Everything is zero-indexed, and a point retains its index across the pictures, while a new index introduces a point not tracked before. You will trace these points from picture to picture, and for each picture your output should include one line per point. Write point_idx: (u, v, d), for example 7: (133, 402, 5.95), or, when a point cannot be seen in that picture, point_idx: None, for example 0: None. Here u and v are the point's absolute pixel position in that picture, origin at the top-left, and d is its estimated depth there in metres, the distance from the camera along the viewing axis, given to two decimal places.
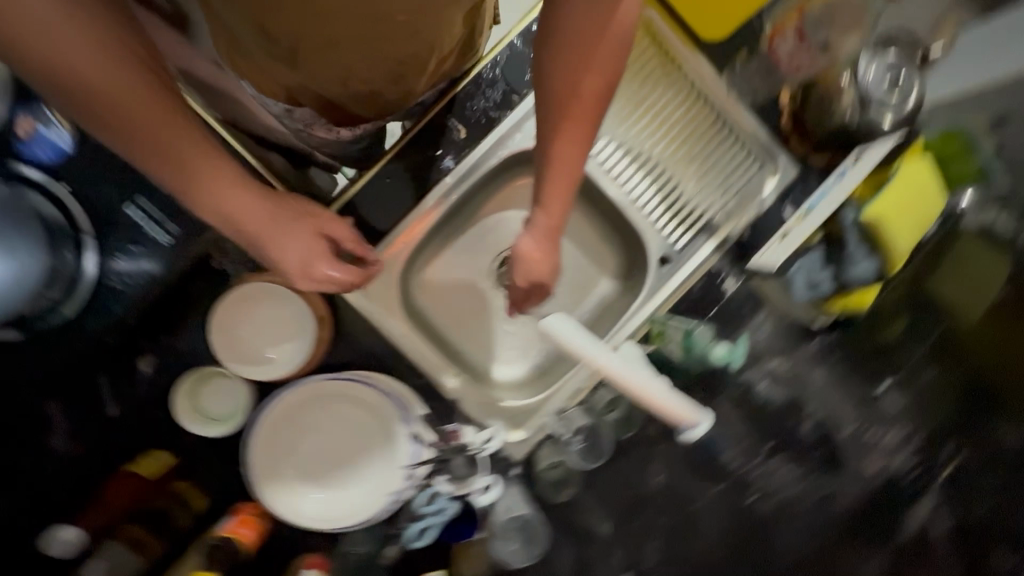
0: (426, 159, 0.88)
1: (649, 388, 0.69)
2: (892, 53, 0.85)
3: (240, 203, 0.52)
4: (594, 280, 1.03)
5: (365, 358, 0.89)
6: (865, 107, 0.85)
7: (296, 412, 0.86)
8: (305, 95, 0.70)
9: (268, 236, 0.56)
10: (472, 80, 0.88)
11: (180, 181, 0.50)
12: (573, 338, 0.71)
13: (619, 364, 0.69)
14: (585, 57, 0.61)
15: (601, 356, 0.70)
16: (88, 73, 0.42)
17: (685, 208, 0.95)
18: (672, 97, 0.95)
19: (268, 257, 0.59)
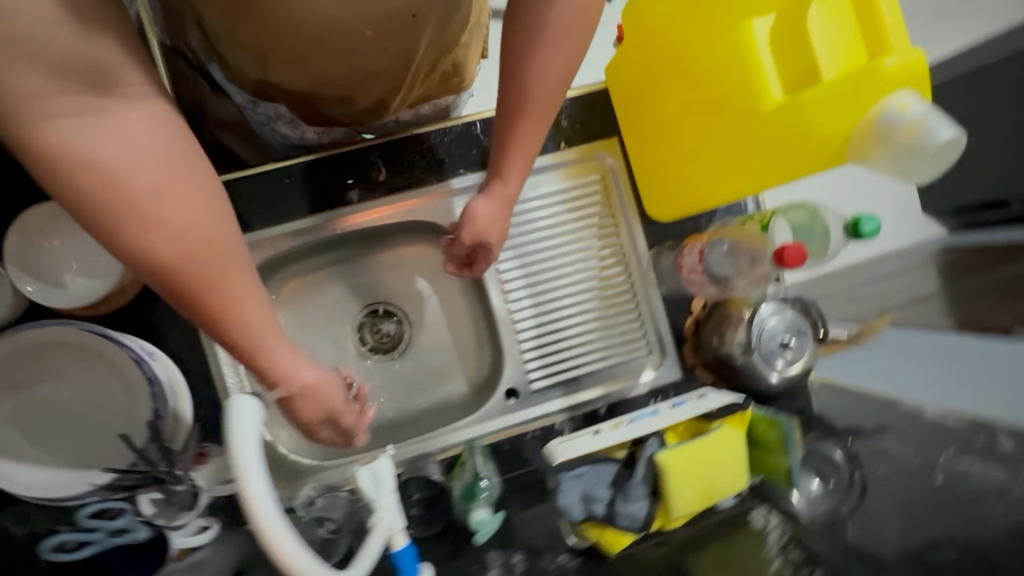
0: (337, 180, 0.86)
1: (268, 524, 0.43)
2: (797, 310, 0.85)
3: (234, 273, 0.47)
4: (448, 374, 0.98)
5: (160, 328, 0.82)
6: (751, 348, 0.84)
7: (42, 352, 0.75)
8: (273, 93, 0.77)
9: (266, 340, 0.50)
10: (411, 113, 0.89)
11: (188, 256, 0.44)
12: (236, 414, 0.45)
13: (256, 478, 0.43)
14: (536, 39, 0.60)
15: (248, 454, 0.43)
16: (119, 153, 0.41)
17: (557, 355, 0.92)
18: (596, 247, 0.93)
19: (246, 347, 0.50)
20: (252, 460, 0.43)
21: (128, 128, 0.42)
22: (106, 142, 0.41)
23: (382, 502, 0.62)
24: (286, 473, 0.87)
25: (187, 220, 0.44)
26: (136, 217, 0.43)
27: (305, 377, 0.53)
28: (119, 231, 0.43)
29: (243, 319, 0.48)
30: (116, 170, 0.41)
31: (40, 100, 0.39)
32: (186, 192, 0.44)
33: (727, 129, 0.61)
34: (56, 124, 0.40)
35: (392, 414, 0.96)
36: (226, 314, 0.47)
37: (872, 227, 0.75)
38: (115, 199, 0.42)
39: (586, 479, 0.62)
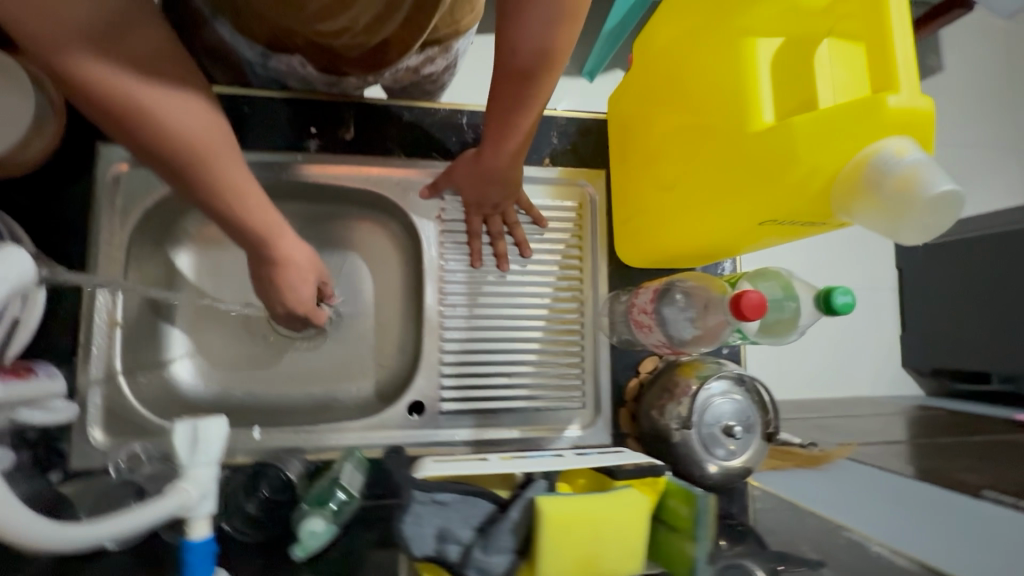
0: (300, 126, 0.80)
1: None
2: (751, 396, 0.74)
3: (236, 173, 0.56)
4: (358, 371, 0.86)
5: (48, 222, 0.72)
6: (691, 424, 0.71)
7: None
8: (294, 42, 0.72)
9: (282, 245, 0.64)
10: (421, 59, 0.81)
11: (192, 163, 0.54)
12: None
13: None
14: (523, 21, 0.57)
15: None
16: (129, 85, 0.49)
17: (480, 378, 0.81)
18: (554, 275, 0.85)
19: (263, 248, 0.63)
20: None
21: (129, 64, 0.48)
22: (164, 97, 0.51)
23: (193, 472, 0.50)
24: (125, 428, 0.71)
25: (192, 136, 0.52)
26: (144, 127, 0.51)
27: (306, 266, 0.69)
28: (183, 171, 0.55)
29: (242, 209, 0.59)
30: (129, 98, 0.49)
31: (91, 56, 0.47)
32: (188, 111, 0.52)
33: (711, 157, 0.54)
34: (120, 98, 0.49)
35: (279, 397, 0.83)
36: (232, 207, 0.58)
37: (846, 302, 0.52)
38: (123, 110, 0.49)
39: (450, 511, 0.50)
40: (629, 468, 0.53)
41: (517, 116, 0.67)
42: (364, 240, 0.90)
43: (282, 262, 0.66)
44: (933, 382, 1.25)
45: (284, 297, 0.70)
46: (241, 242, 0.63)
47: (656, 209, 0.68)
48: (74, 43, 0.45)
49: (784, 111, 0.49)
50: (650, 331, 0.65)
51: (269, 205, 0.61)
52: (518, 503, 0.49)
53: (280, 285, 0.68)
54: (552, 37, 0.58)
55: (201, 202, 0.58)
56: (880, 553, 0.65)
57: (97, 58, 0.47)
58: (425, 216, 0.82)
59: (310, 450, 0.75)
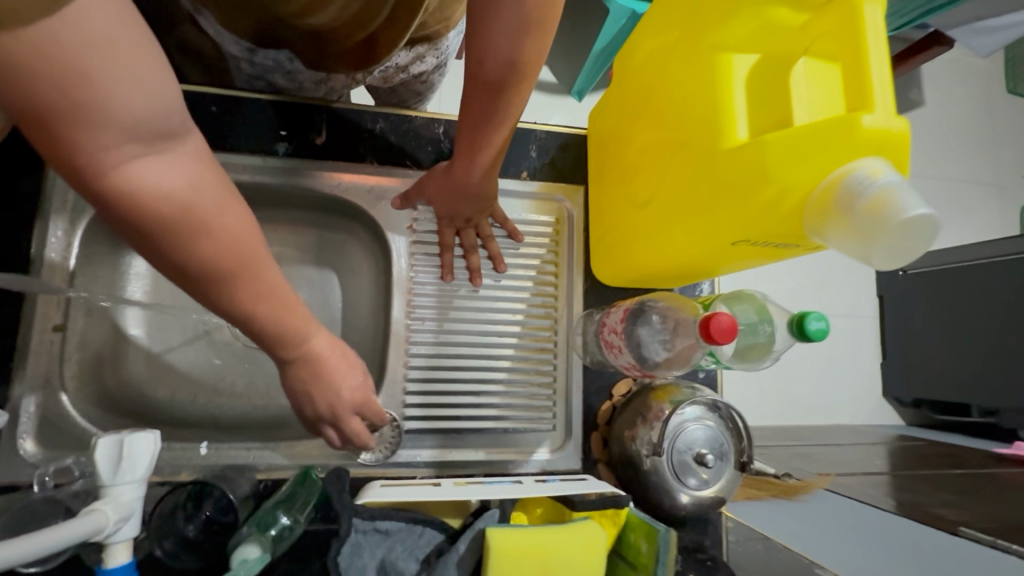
0: (270, 129, 0.77)
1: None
2: (725, 424, 0.71)
3: (269, 276, 0.46)
4: None
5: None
6: (661, 451, 0.68)
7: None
8: (281, 33, 0.67)
9: (306, 328, 0.52)
10: (410, 57, 0.80)
11: (234, 268, 0.43)
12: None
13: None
14: (490, 38, 0.58)
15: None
16: (172, 186, 0.38)
17: (446, 396, 0.77)
18: (527, 291, 0.82)
19: (291, 335, 0.51)
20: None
21: (169, 164, 0.38)
22: (158, 166, 0.37)
23: (115, 491, 0.46)
24: (61, 439, 0.67)
25: (236, 239, 0.42)
26: (182, 233, 0.40)
27: (337, 364, 0.56)
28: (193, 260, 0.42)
29: (275, 312, 0.48)
30: (171, 201, 0.38)
31: (74, 125, 0.34)
32: (231, 212, 0.42)
33: (683, 173, 0.53)
34: (116, 165, 0.36)
35: (234, 411, 0.79)
36: (270, 313, 0.47)
37: (819, 328, 0.50)
38: (151, 220, 0.39)
39: (394, 542, 0.46)
40: (590, 497, 0.49)
41: (487, 133, 0.66)
42: (334, 249, 0.87)
43: (315, 359, 0.54)
44: (914, 412, 1.26)
45: (327, 398, 0.57)
46: (272, 346, 0.52)
47: (631, 226, 0.67)
48: (101, 129, 0.34)
49: (758, 128, 0.48)
50: (621, 352, 0.62)
51: (302, 307, 0.51)
52: (467, 533, 0.45)
53: (320, 383, 0.56)
54: (517, 51, 0.58)
55: (221, 308, 0.47)
56: None
57: (116, 151, 0.36)
58: (397, 226, 0.80)
59: (260, 468, 0.71)
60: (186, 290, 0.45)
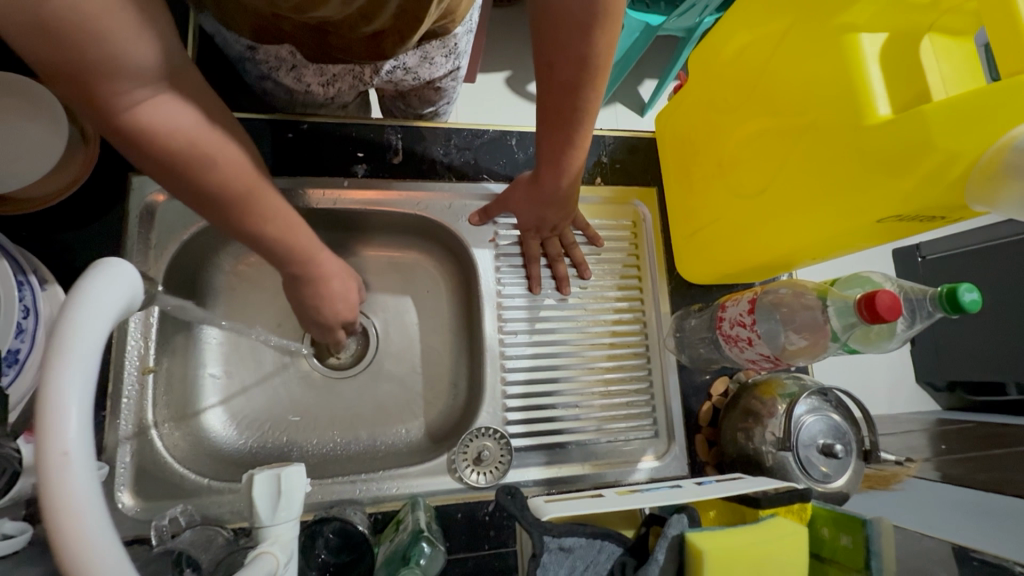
0: (340, 153, 0.75)
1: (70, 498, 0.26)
2: (843, 413, 0.69)
3: (267, 190, 0.54)
4: (404, 413, 0.79)
5: (62, 260, 0.65)
6: (787, 445, 0.66)
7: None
8: (283, 28, 0.62)
9: (302, 242, 0.60)
10: (418, 57, 0.72)
11: (241, 195, 0.52)
12: (93, 292, 0.31)
13: (82, 385, 0.28)
14: (566, 40, 0.54)
15: (78, 362, 0.28)
16: (177, 120, 0.47)
17: (547, 409, 0.75)
18: (613, 298, 0.81)
19: (290, 257, 0.60)
20: (77, 362, 0.28)
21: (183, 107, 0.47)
22: (183, 110, 0.47)
23: (275, 531, 0.43)
24: (158, 488, 0.63)
25: (240, 167, 0.51)
26: (182, 161, 0.48)
27: (331, 266, 0.66)
28: (182, 180, 0.50)
29: (283, 231, 0.57)
30: (186, 137, 0.47)
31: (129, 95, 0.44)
32: (234, 147, 0.51)
33: (813, 155, 0.53)
34: (153, 120, 0.46)
35: (323, 447, 0.75)
36: (276, 233, 0.57)
37: (973, 299, 0.50)
38: (155, 147, 0.47)
39: (576, 559, 0.43)
40: (772, 493, 0.47)
41: (568, 136, 0.63)
42: (407, 269, 0.85)
43: (321, 279, 0.65)
44: (948, 397, 1.16)
45: (317, 317, 0.69)
46: (278, 261, 0.61)
47: (735, 220, 0.66)
48: (126, 79, 0.43)
49: (899, 103, 0.48)
50: (749, 345, 0.63)
51: (303, 226, 0.60)
52: (661, 541, 0.43)
53: (316, 300, 0.67)
54: (588, 47, 0.54)
55: (238, 230, 0.56)
56: None
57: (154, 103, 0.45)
58: (479, 240, 0.78)
59: (363, 503, 0.67)
60: (201, 212, 0.54)
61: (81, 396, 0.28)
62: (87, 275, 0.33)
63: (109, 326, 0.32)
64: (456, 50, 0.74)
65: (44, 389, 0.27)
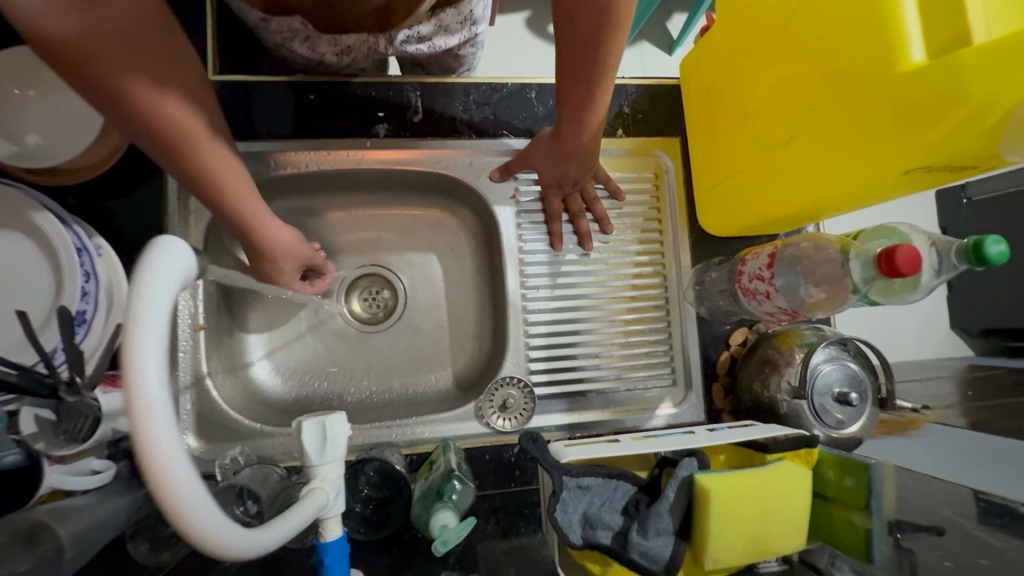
0: (362, 114, 0.76)
1: (161, 452, 0.31)
2: (860, 361, 0.70)
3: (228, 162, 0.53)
4: (433, 364, 0.84)
5: (112, 226, 0.70)
6: (802, 394, 0.68)
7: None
8: None
9: (242, 200, 0.56)
10: (433, 27, 0.71)
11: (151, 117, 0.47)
12: (157, 261, 0.35)
13: (156, 358, 0.32)
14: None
15: (148, 333, 0.32)
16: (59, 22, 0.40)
17: (569, 360, 0.78)
18: (634, 252, 0.82)
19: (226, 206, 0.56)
20: (151, 338, 0.32)
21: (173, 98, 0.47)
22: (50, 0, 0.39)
23: (324, 470, 0.48)
24: (217, 432, 0.70)
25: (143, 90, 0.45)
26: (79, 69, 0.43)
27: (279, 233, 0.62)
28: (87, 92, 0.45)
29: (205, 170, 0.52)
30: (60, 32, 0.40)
31: None
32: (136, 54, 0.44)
33: (840, 106, 0.51)
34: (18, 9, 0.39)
35: (361, 395, 0.81)
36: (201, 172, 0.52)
37: (999, 251, 0.49)
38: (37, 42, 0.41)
39: (592, 496, 0.47)
40: (780, 439, 0.49)
41: (589, 90, 0.62)
42: (431, 225, 0.87)
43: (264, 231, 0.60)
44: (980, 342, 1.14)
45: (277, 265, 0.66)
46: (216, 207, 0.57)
47: (759, 170, 0.65)
48: None
49: (936, 46, 0.45)
50: (767, 298, 0.64)
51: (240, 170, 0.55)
52: (671, 481, 0.46)
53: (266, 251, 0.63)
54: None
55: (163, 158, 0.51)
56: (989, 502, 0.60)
57: None
58: (501, 197, 0.79)
59: (400, 445, 0.73)
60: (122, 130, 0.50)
61: (157, 355, 0.32)
62: (144, 255, 0.36)
63: (172, 293, 0.35)
64: (473, 16, 0.73)
65: (125, 354, 0.31)
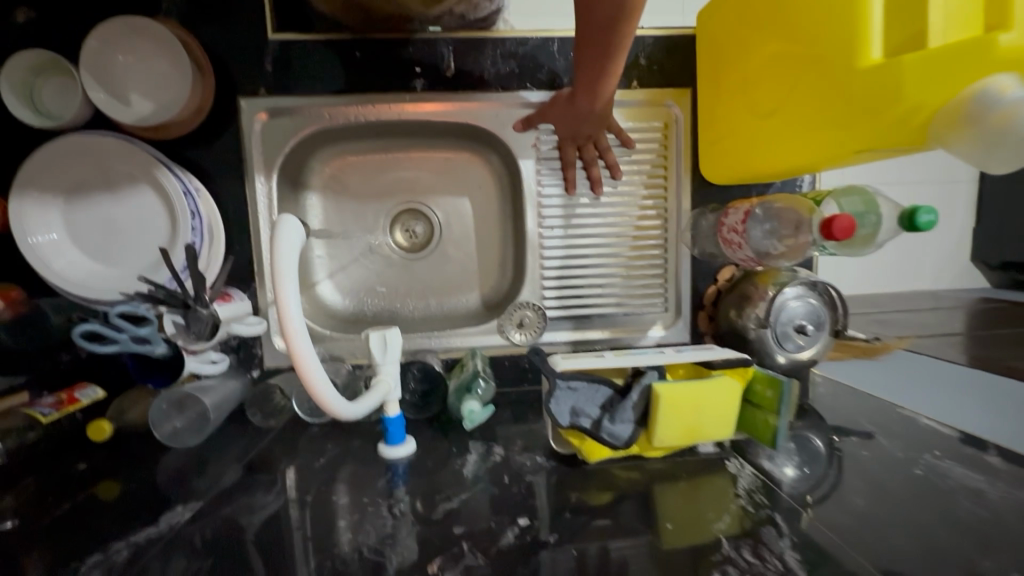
0: (401, 70, 0.86)
1: (302, 350, 0.53)
2: (823, 299, 0.83)
3: None
4: (464, 288, 1.00)
5: (203, 169, 0.86)
6: (767, 324, 0.81)
7: (97, 159, 0.79)
8: None
9: None
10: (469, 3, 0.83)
11: None
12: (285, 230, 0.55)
13: (292, 298, 0.53)
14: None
15: (288, 271, 0.53)
16: None
17: (577, 289, 0.93)
18: (640, 196, 0.93)
19: None
20: (292, 287, 0.53)
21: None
22: None
23: (386, 367, 0.67)
24: None
25: None
26: None
27: None
28: None
29: None
30: None
31: None
32: None
33: (814, 92, 0.60)
34: None
35: (405, 311, 0.99)
36: None
37: (929, 220, 0.60)
38: None
39: (579, 395, 0.64)
40: (724, 360, 0.66)
41: (604, 67, 0.71)
42: (462, 167, 0.99)
43: None
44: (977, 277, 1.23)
45: None
46: None
47: (749, 135, 0.74)
48: None
49: (893, 46, 0.53)
50: (739, 247, 0.79)
51: None
52: (637, 387, 0.64)
53: None
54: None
55: None
56: (908, 413, 0.75)
57: None
58: (523, 147, 0.90)
59: (437, 352, 0.92)
60: None
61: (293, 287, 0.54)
62: (276, 229, 0.55)
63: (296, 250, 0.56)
64: None
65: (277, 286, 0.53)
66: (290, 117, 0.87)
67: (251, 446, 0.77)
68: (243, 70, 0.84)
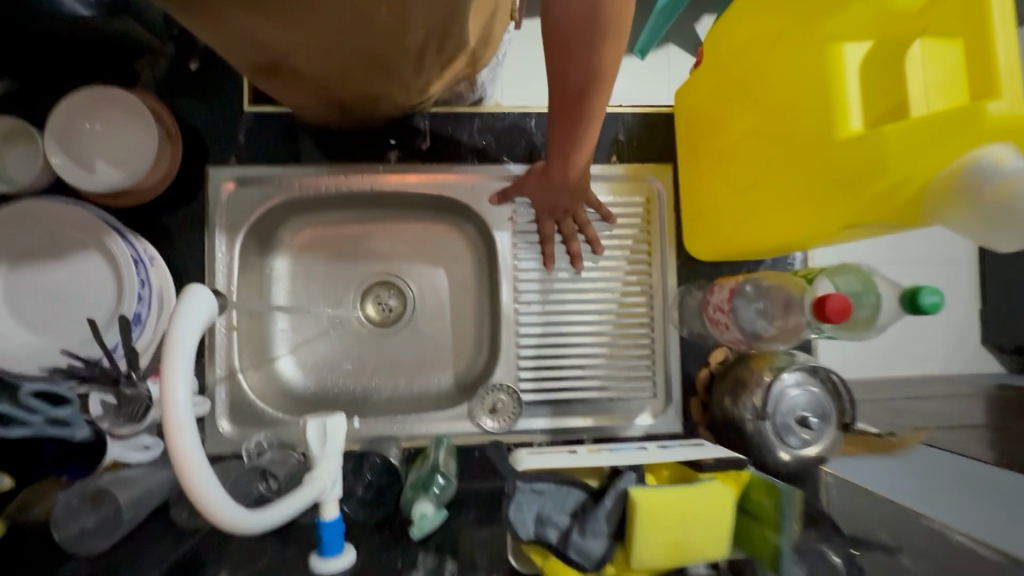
0: (375, 143, 0.85)
1: (186, 450, 0.43)
2: (825, 387, 0.74)
3: None
4: (437, 366, 0.93)
5: (165, 239, 0.83)
6: (765, 415, 0.73)
7: (49, 224, 0.75)
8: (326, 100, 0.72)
9: None
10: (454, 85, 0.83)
11: None
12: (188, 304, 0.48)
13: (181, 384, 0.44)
14: (573, 51, 0.58)
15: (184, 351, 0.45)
16: None
17: (557, 371, 0.86)
18: (622, 271, 0.88)
19: None
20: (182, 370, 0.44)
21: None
22: None
23: (325, 462, 0.58)
24: (248, 418, 0.83)
25: None
26: None
27: None
28: None
29: None
30: None
31: None
32: None
33: (792, 163, 0.56)
34: None
35: (370, 390, 0.91)
36: None
37: (934, 301, 0.54)
38: None
39: (546, 499, 0.55)
40: (714, 461, 0.58)
41: (576, 135, 0.69)
42: (439, 239, 0.95)
43: None
44: (1011, 356, 1.13)
45: None
46: None
47: (729, 209, 0.70)
48: None
49: (872, 117, 0.50)
50: (726, 328, 0.73)
51: None
52: (612, 493, 0.54)
53: None
54: (595, 59, 0.58)
55: None
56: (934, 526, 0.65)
57: None
58: (499, 220, 0.87)
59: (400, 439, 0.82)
60: None
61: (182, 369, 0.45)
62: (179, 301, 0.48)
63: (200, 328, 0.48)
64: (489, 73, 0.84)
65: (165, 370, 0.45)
66: (260, 186, 0.84)
67: (170, 550, 0.66)
68: (215, 140, 0.83)
